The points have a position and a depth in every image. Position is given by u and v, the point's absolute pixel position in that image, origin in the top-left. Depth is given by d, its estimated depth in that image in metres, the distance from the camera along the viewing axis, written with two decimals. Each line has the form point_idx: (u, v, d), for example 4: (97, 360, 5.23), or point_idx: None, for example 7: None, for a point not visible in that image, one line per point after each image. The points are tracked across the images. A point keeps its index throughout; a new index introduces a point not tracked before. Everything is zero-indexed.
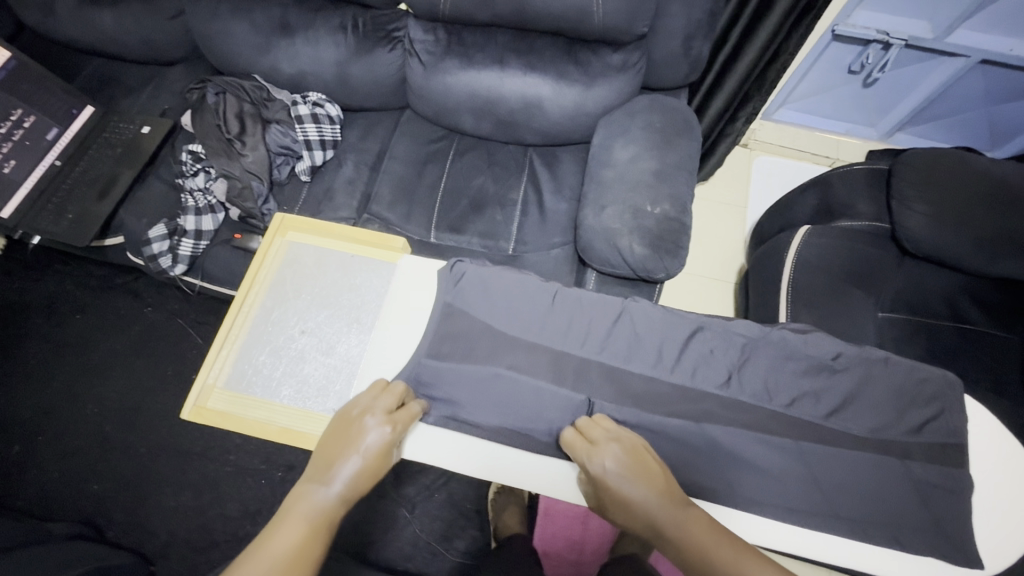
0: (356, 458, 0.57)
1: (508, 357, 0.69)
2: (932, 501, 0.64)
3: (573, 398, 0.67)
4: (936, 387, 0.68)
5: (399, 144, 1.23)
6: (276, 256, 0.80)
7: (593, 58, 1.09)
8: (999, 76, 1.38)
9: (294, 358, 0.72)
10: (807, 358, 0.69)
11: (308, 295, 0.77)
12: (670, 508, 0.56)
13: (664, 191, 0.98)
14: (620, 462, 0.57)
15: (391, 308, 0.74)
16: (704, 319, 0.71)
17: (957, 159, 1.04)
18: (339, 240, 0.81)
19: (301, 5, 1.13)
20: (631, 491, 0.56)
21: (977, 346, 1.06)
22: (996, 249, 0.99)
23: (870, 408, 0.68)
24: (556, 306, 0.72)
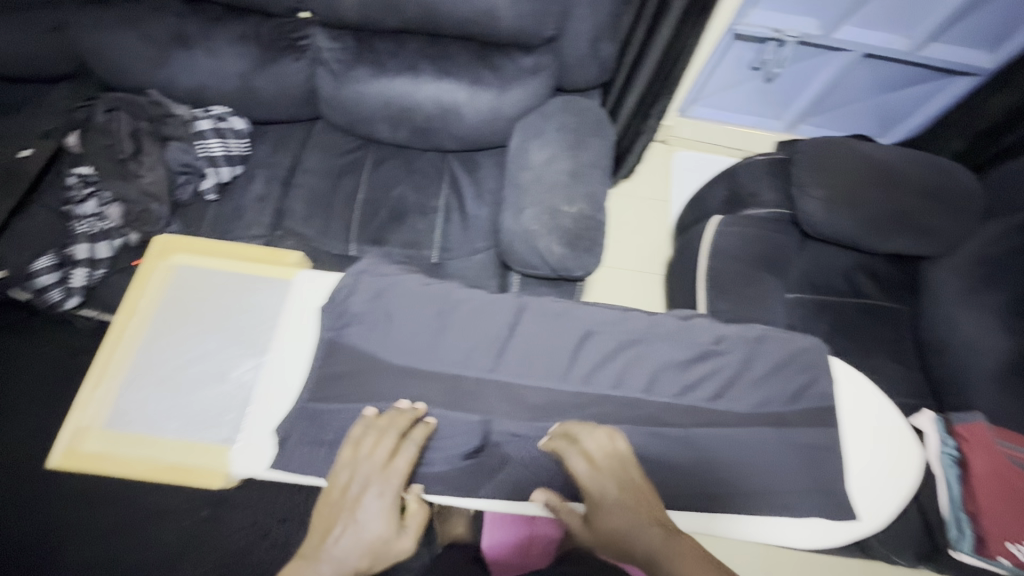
0: (354, 525, 0.55)
1: (400, 389, 0.66)
2: (821, 465, 0.67)
3: (469, 420, 0.65)
4: (812, 357, 0.71)
5: (312, 157, 1.19)
6: (157, 282, 0.76)
7: (505, 61, 1.08)
8: (882, 68, 1.51)
9: (181, 389, 0.69)
10: (691, 344, 0.70)
11: (194, 321, 0.73)
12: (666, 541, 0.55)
13: (579, 190, 1.00)
14: (620, 491, 0.57)
15: (286, 328, 0.72)
16: (595, 323, 0.71)
17: (845, 147, 1.11)
18: (226, 260, 0.78)
19: (198, 15, 1.07)
20: (623, 521, 0.55)
21: (873, 317, 1.15)
22: (881, 230, 1.08)
23: (758, 385, 0.70)
24: (445, 328, 0.69)
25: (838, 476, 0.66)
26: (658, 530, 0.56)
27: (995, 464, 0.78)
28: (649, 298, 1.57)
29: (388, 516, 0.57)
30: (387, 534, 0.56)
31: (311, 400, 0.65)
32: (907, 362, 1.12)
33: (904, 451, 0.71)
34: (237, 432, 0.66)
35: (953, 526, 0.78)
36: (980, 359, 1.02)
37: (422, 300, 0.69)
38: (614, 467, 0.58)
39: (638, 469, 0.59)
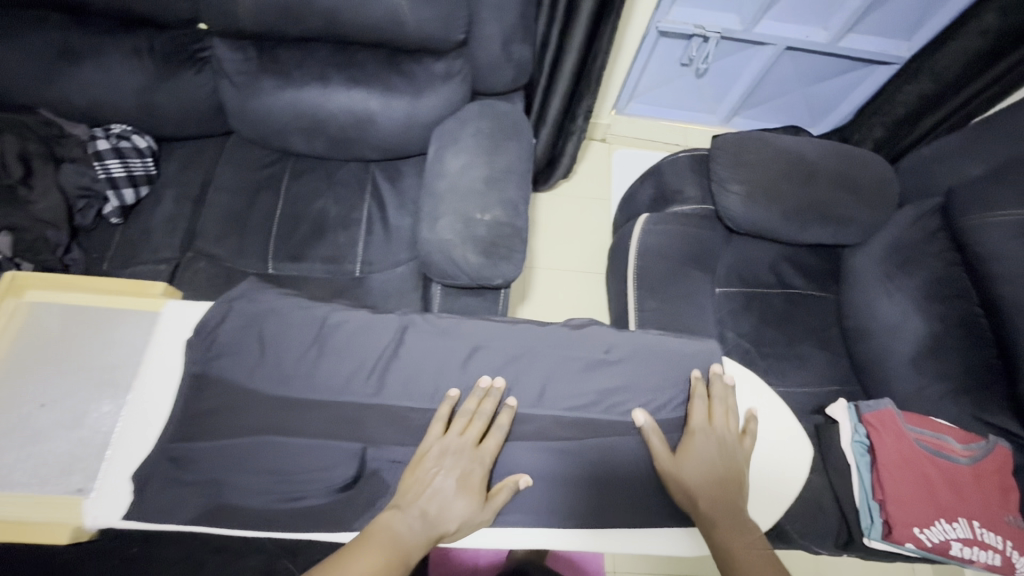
0: (447, 494, 0.60)
1: (273, 420, 0.64)
2: None
3: (347, 450, 0.63)
4: (700, 360, 0.72)
5: (224, 173, 1.14)
6: (9, 322, 0.70)
7: (416, 68, 1.06)
8: (806, 61, 1.53)
9: (30, 437, 0.64)
10: (588, 355, 0.70)
11: (50, 363, 0.69)
12: (721, 500, 0.62)
13: (494, 197, 0.98)
14: (711, 446, 0.65)
15: (150, 363, 0.68)
16: (482, 337, 0.70)
17: (760, 141, 1.13)
18: (89, 294, 0.73)
19: (85, 29, 1.01)
20: (698, 469, 0.64)
21: (801, 307, 1.16)
22: (800, 220, 1.09)
23: (648, 391, 0.70)
24: (324, 352, 0.67)
25: None
26: (718, 489, 0.63)
27: (903, 448, 0.80)
28: (593, 299, 1.57)
29: (472, 493, 0.61)
30: (467, 511, 0.60)
31: (173, 441, 0.62)
32: (834, 349, 1.14)
33: (795, 452, 0.71)
34: (91, 481, 0.62)
35: (865, 514, 0.79)
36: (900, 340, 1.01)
37: (301, 326, 0.68)
38: (726, 431, 0.66)
39: (736, 438, 0.67)
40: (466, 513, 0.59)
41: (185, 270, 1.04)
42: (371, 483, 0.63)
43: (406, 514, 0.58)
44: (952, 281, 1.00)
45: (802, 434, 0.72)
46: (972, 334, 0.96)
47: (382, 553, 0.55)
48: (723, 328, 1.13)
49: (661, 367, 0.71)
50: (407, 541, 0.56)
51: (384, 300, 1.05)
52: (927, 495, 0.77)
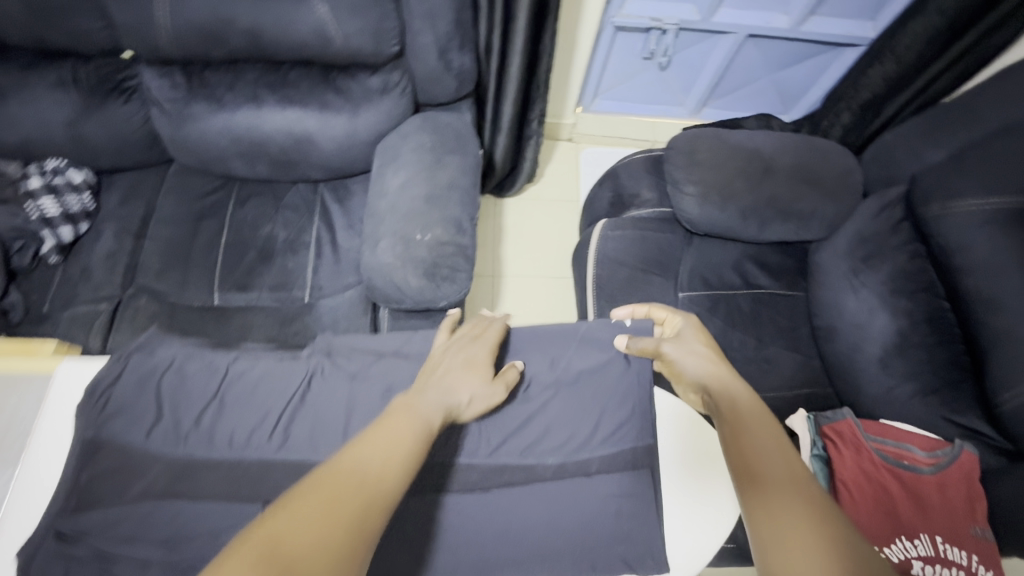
0: (459, 369, 0.64)
1: (171, 482, 0.61)
2: (625, 511, 0.64)
3: (245, 511, 0.59)
4: (627, 389, 0.70)
5: (165, 204, 1.11)
6: None
7: (352, 83, 1.03)
8: (771, 46, 1.48)
9: None
10: (514, 390, 0.70)
11: None
12: (723, 368, 0.66)
13: (435, 215, 0.94)
14: (694, 327, 0.72)
15: (45, 428, 0.64)
16: (394, 378, 0.68)
17: (712, 137, 1.09)
18: None
19: (5, 65, 0.98)
20: (696, 342, 0.69)
21: (770, 307, 1.11)
22: (759, 219, 1.05)
23: (566, 423, 0.69)
24: (225, 406, 0.65)
25: (653, 524, 0.63)
26: (714, 356, 0.68)
27: (857, 464, 0.78)
28: (564, 305, 1.53)
29: (480, 370, 0.65)
30: (480, 382, 0.63)
31: (60, 514, 0.58)
32: (805, 349, 1.09)
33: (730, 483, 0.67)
34: None
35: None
36: (867, 339, 0.97)
37: (209, 379, 0.67)
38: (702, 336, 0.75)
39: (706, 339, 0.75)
40: (478, 381, 0.63)
41: (125, 307, 1.01)
42: None
43: (426, 392, 0.60)
44: (919, 274, 0.95)
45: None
46: (939, 329, 0.92)
47: (409, 419, 0.56)
48: None
49: (579, 402, 0.70)
50: (423, 412, 0.57)
51: (332, 326, 1.01)
52: (882, 509, 0.75)
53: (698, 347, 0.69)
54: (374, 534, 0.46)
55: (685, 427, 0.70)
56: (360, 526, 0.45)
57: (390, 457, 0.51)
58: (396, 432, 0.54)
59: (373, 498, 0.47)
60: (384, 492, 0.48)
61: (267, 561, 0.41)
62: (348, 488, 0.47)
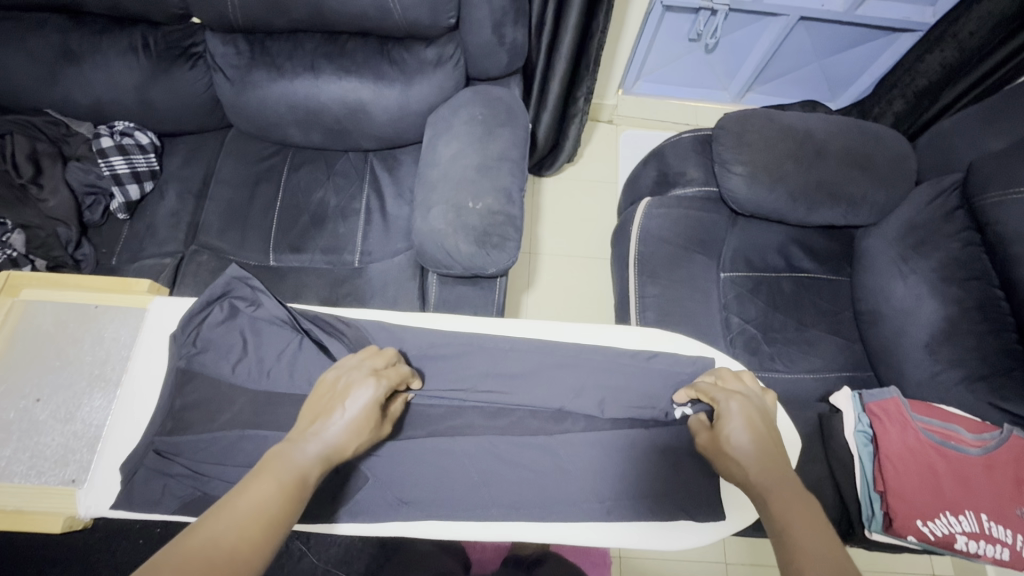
0: (345, 410, 0.59)
1: (257, 415, 0.65)
2: (683, 467, 0.67)
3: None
4: (686, 372, 0.70)
5: (224, 167, 1.16)
6: (8, 321, 0.68)
7: (406, 55, 1.05)
8: (823, 30, 1.45)
9: (27, 431, 0.63)
10: (570, 352, 0.71)
11: (43, 359, 0.66)
12: (769, 464, 0.58)
13: (487, 184, 0.97)
14: (745, 412, 0.62)
15: (140, 359, 0.66)
16: (462, 338, 0.71)
17: (766, 118, 1.07)
18: (80, 289, 0.70)
19: (81, 28, 1.03)
20: (736, 433, 0.61)
21: (812, 291, 1.11)
22: (807, 201, 1.04)
23: (632, 394, 0.69)
24: (302, 353, 0.68)
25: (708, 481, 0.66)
26: (763, 450, 0.59)
27: (906, 439, 0.83)
28: (598, 284, 1.55)
29: (365, 417, 0.60)
30: (354, 422, 0.59)
31: (158, 434, 0.61)
32: (846, 334, 1.09)
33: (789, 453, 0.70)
34: (84, 473, 0.61)
35: (865, 505, 0.84)
36: (913, 325, 0.96)
37: (280, 328, 0.68)
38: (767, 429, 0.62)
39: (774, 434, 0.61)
40: (353, 423, 0.59)
41: (187, 263, 1.06)
42: (349, 476, 0.65)
43: (304, 441, 0.56)
44: (969, 262, 0.94)
45: (795, 436, 0.71)
46: (990, 317, 0.91)
47: (278, 477, 0.52)
48: (728, 313, 1.10)
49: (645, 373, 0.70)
50: (301, 465, 0.54)
51: (382, 289, 1.05)
52: (923, 482, 0.81)
53: (739, 444, 0.60)
54: None
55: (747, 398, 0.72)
56: None
57: (249, 525, 0.47)
58: (261, 499, 0.49)
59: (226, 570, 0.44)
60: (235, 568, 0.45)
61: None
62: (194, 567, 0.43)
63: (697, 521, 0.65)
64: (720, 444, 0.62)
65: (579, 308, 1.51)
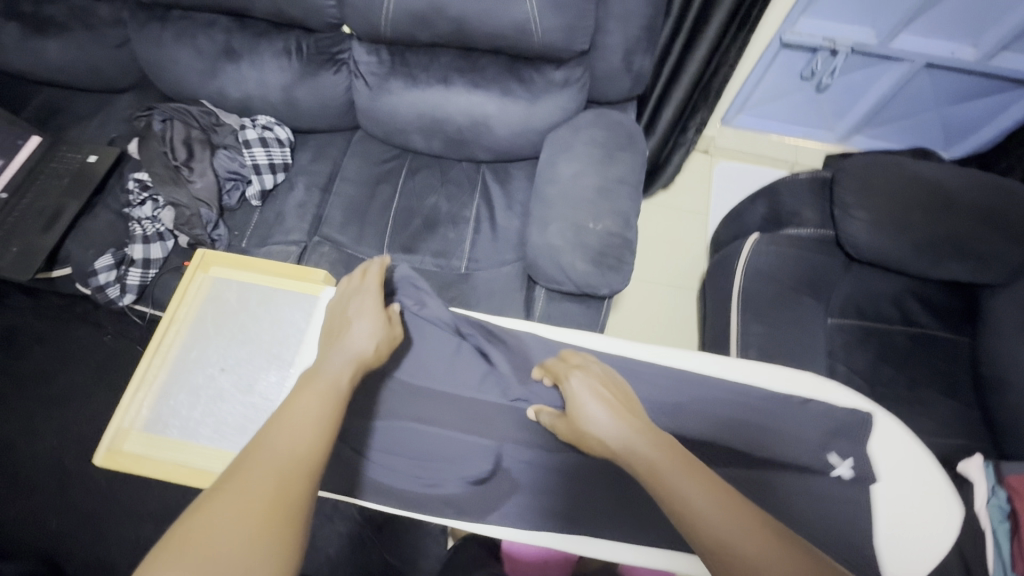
0: (355, 324, 0.64)
1: (413, 409, 0.69)
2: (835, 515, 0.62)
3: (482, 445, 0.68)
4: (837, 424, 0.64)
5: (349, 166, 1.23)
6: (197, 294, 0.75)
7: (536, 75, 1.08)
8: (948, 78, 1.40)
9: (212, 397, 0.69)
10: (714, 386, 0.67)
11: (227, 332, 0.72)
12: (648, 438, 0.56)
13: (607, 207, 0.99)
14: (591, 384, 0.61)
15: (311, 343, 0.70)
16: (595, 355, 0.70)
17: (894, 165, 1.05)
18: (261, 273, 0.76)
19: (244, 30, 1.12)
20: (594, 412, 0.58)
21: (929, 349, 1.08)
22: (935, 254, 1.00)
23: (778, 436, 0.65)
24: (458, 353, 0.72)
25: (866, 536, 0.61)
26: (632, 425, 0.57)
27: None
28: (680, 313, 1.53)
29: (377, 321, 0.65)
30: (371, 327, 0.64)
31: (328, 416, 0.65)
32: (962, 397, 1.04)
33: (947, 510, 0.62)
34: None
35: None
36: None
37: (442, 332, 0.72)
38: (612, 396, 0.60)
39: (627, 400, 0.60)
40: (369, 329, 0.64)
41: (311, 253, 1.13)
42: (498, 479, 0.66)
43: (329, 359, 0.62)
44: None
45: (958, 502, 0.62)
46: None
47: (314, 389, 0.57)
48: (833, 359, 1.07)
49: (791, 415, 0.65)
50: (334, 374, 0.60)
51: (488, 297, 1.09)
52: None
53: (605, 427, 0.57)
54: (300, 491, 0.49)
55: (901, 449, 0.65)
56: (283, 491, 0.48)
57: (301, 431, 0.53)
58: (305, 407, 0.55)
59: (292, 467, 0.49)
60: (299, 464, 0.50)
61: (199, 554, 0.42)
62: (260, 467, 0.49)
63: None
64: (580, 429, 0.60)
65: (662, 335, 1.51)
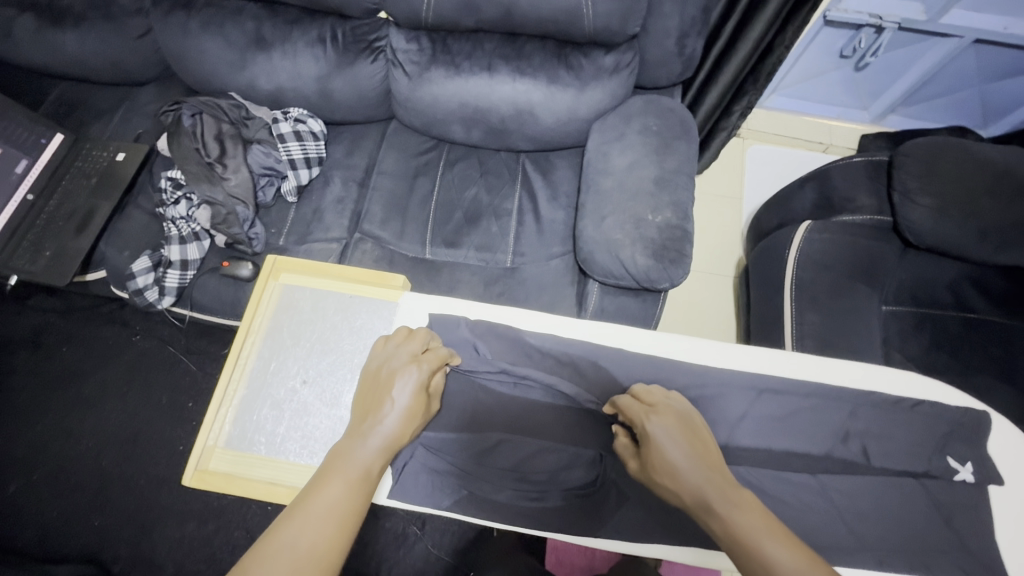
0: (396, 403, 0.57)
1: (506, 419, 0.69)
2: (954, 522, 0.65)
3: (581, 455, 0.67)
4: (950, 427, 0.67)
5: (386, 158, 1.19)
6: (270, 302, 0.75)
7: (584, 61, 1.04)
8: (996, 55, 1.36)
9: (297, 411, 0.69)
10: (819, 387, 0.69)
11: (305, 342, 0.73)
12: (724, 490, 0.53)
13: (665, 198, 0.95)
14: (671, 429, 0.58)
15: None
16: (678, 361, 0.70)
17: (956, 149, 1.03)
18: (335, 280, 0.76)
19: (276, 18, 1.07)
20: (673, 455, 0.56)
21: (988, 335, 1.05)
22: (999, 240, 0.98)
23: (874, 438, 0.68)
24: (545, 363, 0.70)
25: (976, 534, 0.64)
26: (707, 476, 0.55)
27: None
28: (718, 300, 1.51)
29: (419, 402, 0.59)
30: (410, 408, 0.58)
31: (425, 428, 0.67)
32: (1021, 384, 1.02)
33: None
34: None
35: None
36: None
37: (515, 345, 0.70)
38: (691, 443, 0.57)
39: (706, 447, 0.58)
40: (407, 410, 0.58)
41: (353, 249, 1.11)
42: (603, 493, 0.65)
43: (362, 435, 0.55)
44: None
45: None
46: None
47: (342, 475, 0.52)
48: (890, 347, 1.05)
49: (887, 420, 0.68)
50: (364, 461, 0.54)
51: (539, 291, 1.06)
52: None
53: (682, 470, 0.55)
54: None
55: (1012, 456, 0.68)
56: None
57: (323, 527, 0.48)
58: (328, 498, 0.50)
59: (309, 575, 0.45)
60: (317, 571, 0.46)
61: None
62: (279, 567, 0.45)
63: None
64: (648, 469, 0.58)
65: (698, 322, 1.48)
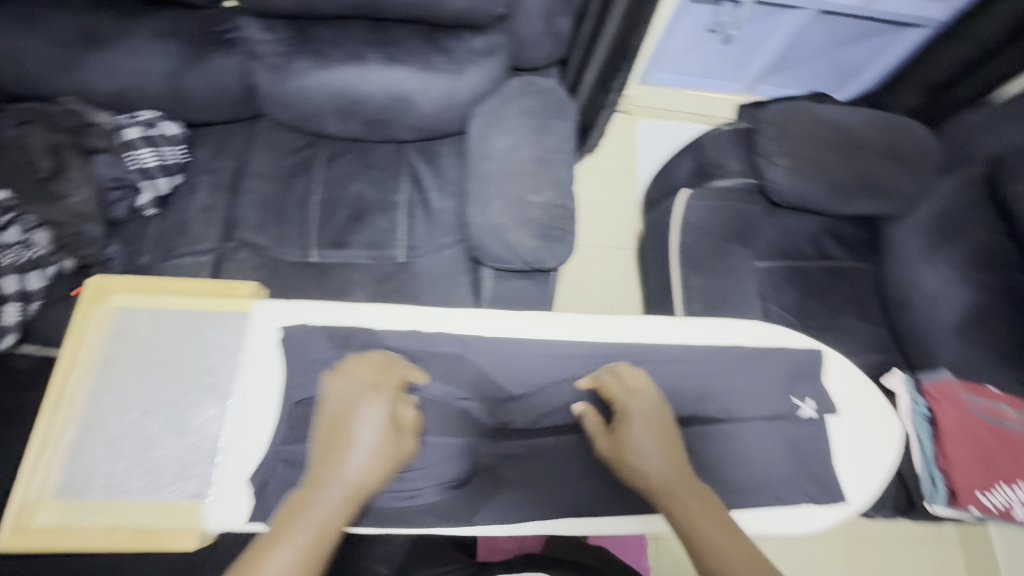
0: (356, 448, 0.60)
1: None
2: (805, 454, 0.72)
3: (456, 445, 0.70)
4: (800, 367, 0.74)
5: (258, 159, 1.12)
6: (101, 328, 0.73)
7: (456, 44, 1.01)
8: (840, 24, 1.49)
9: (139, 445, 0.68)
10: (683, 343, 0.74)
11: (143, 369, 0.72)
12: (681, 474, 0.63)
13: (546, 178, 0.97)
14: (647, 417, 0.66)
15: (246, 367, 0.72)
16: (554, 337, 0.74)
17: (806, 112, 1.12)
18: (174, 296, 0.75)
19: (108, 11, 0.96)
20: (642, 442, 0.65)
21: (845, 280, 1.17)
22: (845, 192, 1.07)
23: (736, 387, 0.74)
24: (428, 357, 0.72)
25: (823, 461, 0.72)
26: (671, 461, 0.64)
27: (961, 417, 0.94)
28: (620, 274, 1.56)
29: (385, 439, 0.61)
30: (376, 449, 0.60)
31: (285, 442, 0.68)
32: (874, 320, 1.15)
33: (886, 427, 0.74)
34: (206, 488, 0.67)
35: (930, 483, 0.94)
36: (941, 311, 1.06)
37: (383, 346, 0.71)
38: (660, 431, 0.66)
39: (672, 433, 0.67)
40: (371, 451, 0.60)
41: (228, 260, 1.04)
42: (473, 479, 0.70)
43: (324, 486, 0.58)
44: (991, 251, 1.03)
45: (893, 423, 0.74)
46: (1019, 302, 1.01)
47: (297, 533, 0.55)
48: (767, 301, 1.13)
49: (744, 369, 0.75)
50: (324, 513, 0.57)
51: (433, 284, 1.04)
52: (985, 457, 0.92)
53: (648, 452, 0.64)
54: None
55: (847, 389, 0.76)
56: None
57: None
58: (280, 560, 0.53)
59: None
60: None
61: None
62: None
63: (820, 505, 0.70)
64: (614, 450, 0.66)
65: (604, 298, 1.53)
